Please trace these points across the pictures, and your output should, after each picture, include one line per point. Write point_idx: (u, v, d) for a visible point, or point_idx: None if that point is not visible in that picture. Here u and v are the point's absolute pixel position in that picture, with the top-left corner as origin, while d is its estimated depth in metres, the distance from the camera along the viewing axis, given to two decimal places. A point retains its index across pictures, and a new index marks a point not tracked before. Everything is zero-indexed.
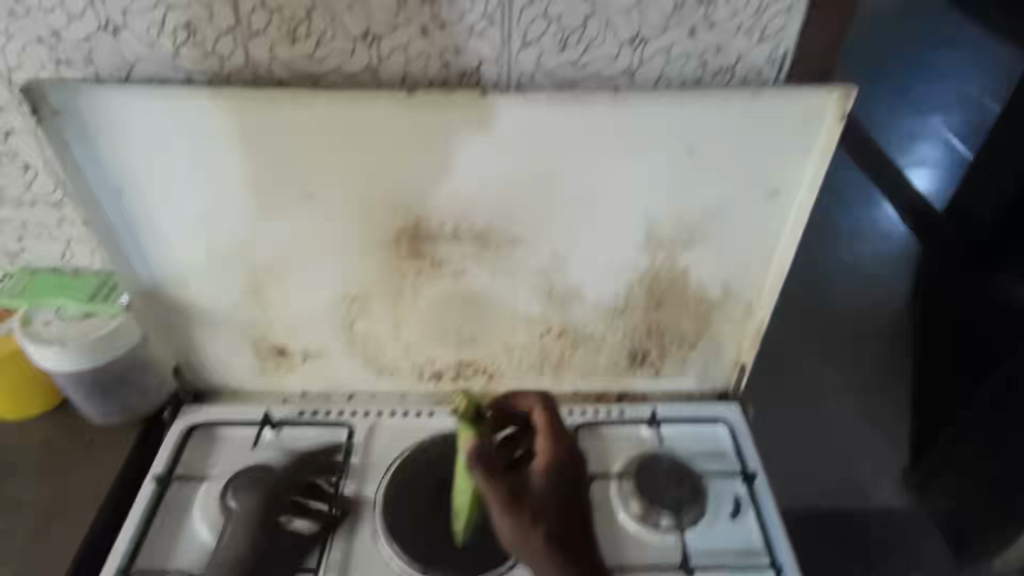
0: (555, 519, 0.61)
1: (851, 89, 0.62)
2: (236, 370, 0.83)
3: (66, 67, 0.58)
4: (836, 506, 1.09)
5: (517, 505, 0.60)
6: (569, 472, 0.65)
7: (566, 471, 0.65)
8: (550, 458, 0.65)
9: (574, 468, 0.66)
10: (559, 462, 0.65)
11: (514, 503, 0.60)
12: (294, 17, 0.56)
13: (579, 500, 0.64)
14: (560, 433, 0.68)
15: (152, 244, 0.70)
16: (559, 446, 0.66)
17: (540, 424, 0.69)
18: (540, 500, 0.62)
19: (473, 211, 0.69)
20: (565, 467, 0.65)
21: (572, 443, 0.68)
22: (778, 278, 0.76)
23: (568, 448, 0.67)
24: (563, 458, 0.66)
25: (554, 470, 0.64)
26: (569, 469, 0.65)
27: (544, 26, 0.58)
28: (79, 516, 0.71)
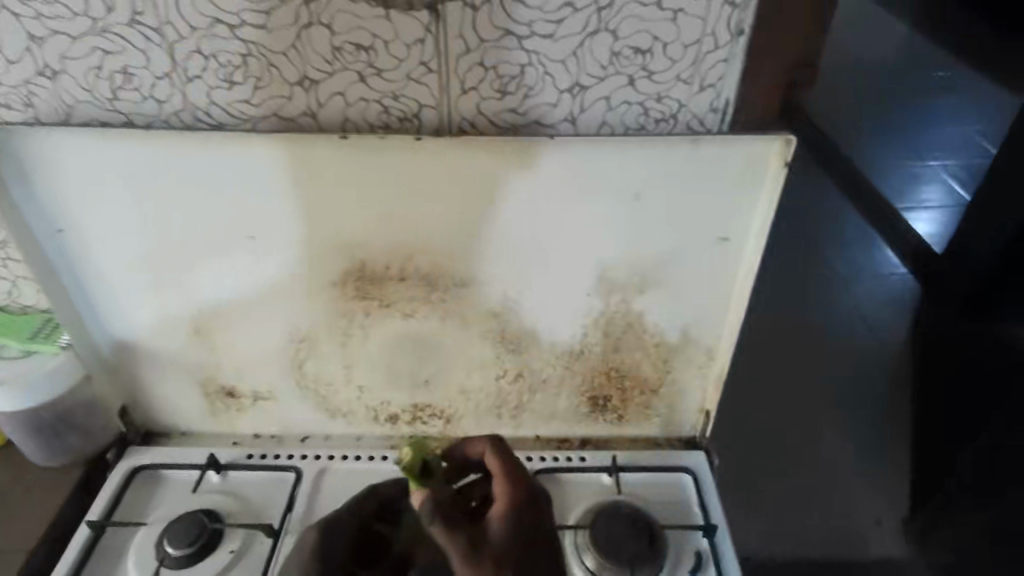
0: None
1: (790, 138, 0.62)
2: (185, 411, 0.81)
3: (5, 109, 0.59)
4: (830, 557, 1.08)
5: (480, 561, 0.50)
6: (532, 515, 0.55)
7: (528, 512, 0.55)
8: (512, 505, 0.55)
9: (536, 509, 0.56)
10: (521, 507, 0.55)
11: (477, 561, 0.50)
12: (230, 63, 0.56)
13: (546, 545, 0.55)
14: (517, 472, 0.58)
15: (94, 284, 0.70)
16: (520, 487, 0.56)
17: (498, 468, 0.59)
18: (504, 552, 0.51)
19: (420, 252, 0.68)
20: (528, 510, 0.56)
21: (533, 484, 0.58)
22: (738, 322, 0.74)
23: (529, 488, 0.57)
24: (525, 500, 0.56)
25: (517, 515, 0.54)
26: (532, 512, 0.56)
27: (482, 74, 0.58)
28: (8, 559, 0.70)
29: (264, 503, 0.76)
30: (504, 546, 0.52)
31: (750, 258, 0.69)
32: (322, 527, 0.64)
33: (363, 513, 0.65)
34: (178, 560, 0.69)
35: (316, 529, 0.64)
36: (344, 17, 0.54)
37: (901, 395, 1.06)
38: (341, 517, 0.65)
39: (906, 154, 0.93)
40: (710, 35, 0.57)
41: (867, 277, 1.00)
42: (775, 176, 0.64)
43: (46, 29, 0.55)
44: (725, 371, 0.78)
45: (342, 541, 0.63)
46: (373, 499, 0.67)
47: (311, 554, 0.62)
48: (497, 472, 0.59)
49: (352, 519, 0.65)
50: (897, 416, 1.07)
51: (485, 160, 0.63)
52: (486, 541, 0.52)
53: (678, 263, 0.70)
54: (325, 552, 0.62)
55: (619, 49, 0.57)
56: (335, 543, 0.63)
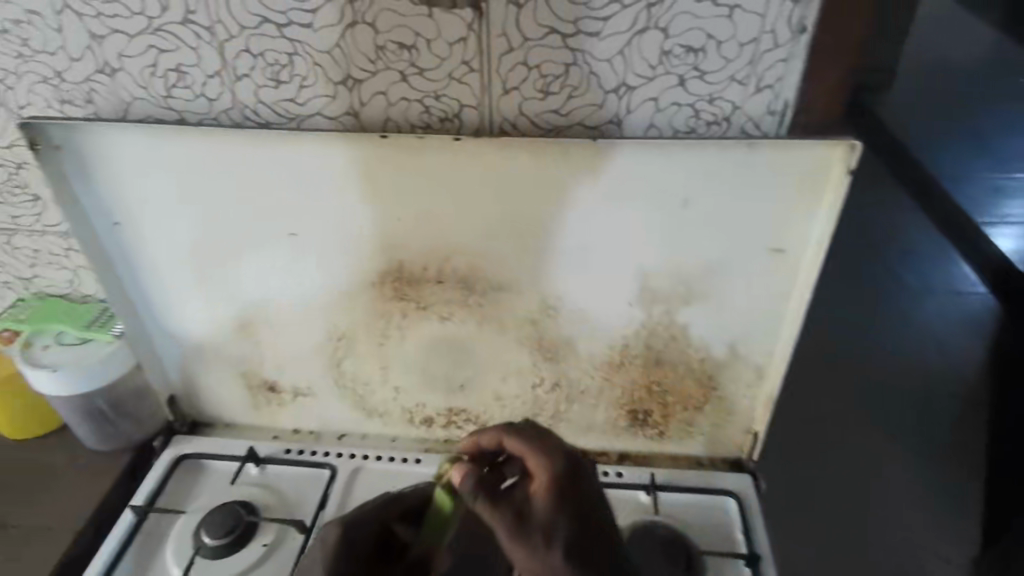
0: (576, 540, 0.46)
1: (856, 142, 0.58)
2: (229, 404, 0.83)
3: (69, 105, 0.62)
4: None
5: (528, 532, 0.46)
6: (577, 480, 0.50)
7: (571, 477, 0.49)
8: (552, 475, 0.49)
9: (581, 473, 0.50)
10: (562, 475, 0.49)
11: (525, 531, 0.46)
12: (278, 61, 0.57)
13: (600, 508, 0.50)
14: (553, 440, 0.52)
15: (146, 275, 0.72)
16: (556, 455, 0.50)
17: (528, 442, 0.52)
18: (552, 521, 0.47)
19: (458, 253, 0.67)
20: (573, 476, 0.50)
21: (572, 448, 0.52)
22: (791, 339, 0.70)
23: (568, 454, 0.51)
24: (567, 467, 0.50)
25: (558, 482, 0.49)
26: (577, 477, 0.50)
27: (524, 73, 0.56)
28: (59, 536, 0.73)
29: (298, 499, 0.77)
30: (550, 515, 0.47)
31: (810, 271, 0.65)
32: (344, 527, 0.61)
33: (385, 513, 0.63)
34: (213, 550, 0.70)
35: (338, 526, 0.61)
36: (387, 16, 0.54)
37: (975, 415, 0.79)
38: (366, 516, 0.62)
39: (986, 165, 0.68)
40: (770, 33, 0.54)
41: (942, 290, 0.74)
42: (836, 187, 0.60)
43: (106, 27, 0.57)
44: (776, 391, 0.74)
45: (365, 540, 0.61)
46: (398, 503, 0.63)
47: (331, 553, 0.60)
48: (527, 445, 0.52)
49: (376, 518, 0.62)
50: (965, 448, 0.81)
51: (526, 161, 0.61)
52: (529, 513, 0.47)
53: (728, 274, 0.66)
54: (347, 550, 0.60)
55: (670, 48, 0.55)
56: (358, 541, 0.61)
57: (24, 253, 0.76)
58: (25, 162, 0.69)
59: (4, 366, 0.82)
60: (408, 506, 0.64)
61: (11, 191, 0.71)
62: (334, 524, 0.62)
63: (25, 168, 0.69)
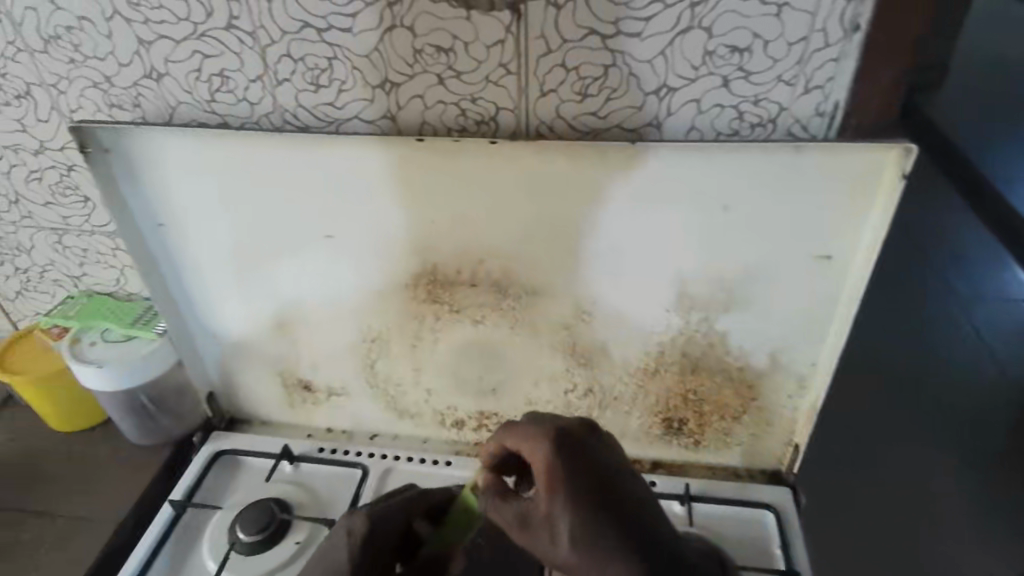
0: (583, 525, 0.43)
1: (911, 146, 0.54)
2: (265, 402, 0.84)
3: (117, 109, 0.64)
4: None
5: (539, 531, 0.45)
6: (573, 461, 0.45)
7: (564, 461, 0.45)
8: (545, 464, 0.46)
9: (577, 451, 0.46)
10: (554, 462, 0.45)
11: (535, 530, 0.45)
12: (317, 66, 0.58)
13: (610, 484, 0.45)
14: (546, 423, 0.49)
15: (188, 274, 0.74)
16: (543, 441, 0.46)
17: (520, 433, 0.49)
18: (553, 515, 0.44)
19: (493, 256, 0.67)
20: (568, 457, 0.46)
21: (565, 428, 0.48)
22: (837, 349, 0.67)
23: (558, 435, 0.47)
24: (559, 450, 0.46)
25: (552, 470, 0.45)
26: (574, 458, 0.46)
27: (562, 75, 0.56)
28: (104, 529, 0.76)
29: (331, 498, 0.77)
30: (547, 508, 0.44)
31: (859, 280, 0.62)
32: (374, 515, 0.59)
33: (411, 510, 0.62)
34: (247, 546, 0.71)
35: (368, 519, 0.59)
36: (425, 19, 0.54)
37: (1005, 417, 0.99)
38: (395, 509, 0.61)
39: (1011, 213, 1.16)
40: (821, 31, 0.51)
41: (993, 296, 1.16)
42: (889, 192, 0.57)
43: (153, 33, 0.58)
44: (821, 403, 0.71)
45: (391, 533, 0.59)
46: (425, 500, 0.63)
47: (358, 541, 0.58)
48: (521, 437, 0.49)
49: (403, 512, 0.61)
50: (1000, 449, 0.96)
51: (563, 164, 0.60)
52: (535, 513, 0.46)
53: (771, 282, 0.64)
54: (371, 541, 0.58)
55: (714, 48, 0.53)
56: (384, 534, 0.59)
57: (75, 252, 0.79)
58: (75, 164, 0.71)
59: (48, 361, 0.83)
60: (432, 505, 0.63)
61: (63, 193, 0.74)
62: (363, 513, 0.59)
63: (75, 170, 0.72)
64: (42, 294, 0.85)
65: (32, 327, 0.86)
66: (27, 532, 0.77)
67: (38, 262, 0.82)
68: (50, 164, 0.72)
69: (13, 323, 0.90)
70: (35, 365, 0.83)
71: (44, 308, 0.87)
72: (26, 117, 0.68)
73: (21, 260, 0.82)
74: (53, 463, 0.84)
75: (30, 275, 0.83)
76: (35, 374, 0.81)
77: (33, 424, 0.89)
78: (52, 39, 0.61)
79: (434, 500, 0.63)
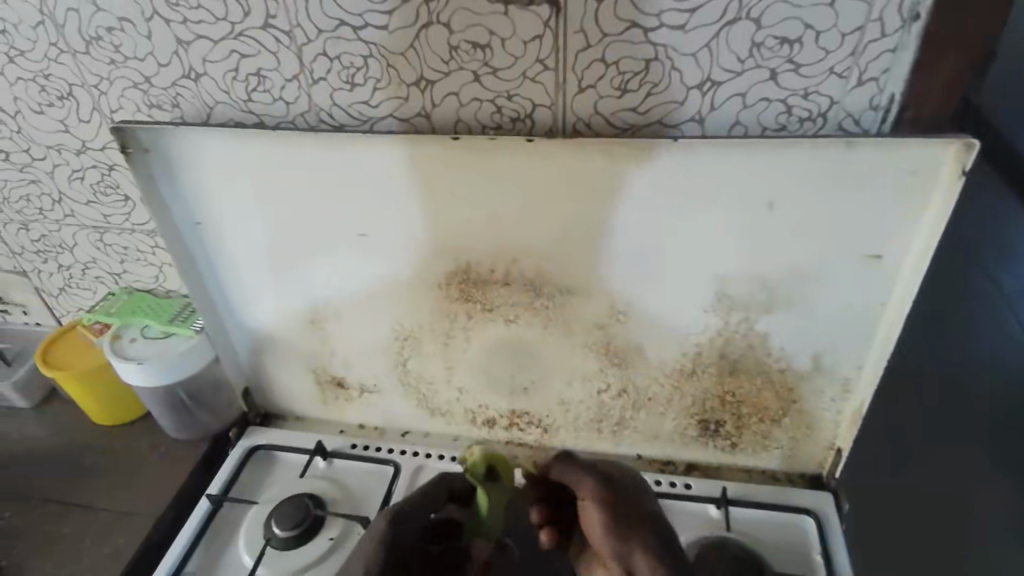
0: (649, 505, 0.54)
1: (972, 141, 0.52)
2: (299, 399, 0.85)
3: (157, 109, 0.65)
4: None
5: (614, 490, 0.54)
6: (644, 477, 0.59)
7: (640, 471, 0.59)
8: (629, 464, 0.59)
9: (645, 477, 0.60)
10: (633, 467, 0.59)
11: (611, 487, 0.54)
12: (352, 64, 0.57)
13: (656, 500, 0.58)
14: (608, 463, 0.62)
15: (225, 272, 0.75)
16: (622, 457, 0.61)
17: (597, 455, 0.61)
18: (636, 484, 0.56)
19: (527, 253, 0.65)
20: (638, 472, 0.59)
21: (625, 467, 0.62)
22: (885, 353, 0.64)
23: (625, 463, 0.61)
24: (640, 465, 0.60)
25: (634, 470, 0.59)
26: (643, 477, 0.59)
27: (602, 70, 0.54)
28: (144, 522, 0.78)
29: (363, 493, 0.78)
30: (635, 478, 0.56)
31: (911, 281, 0.60)
32: (393, 519, 0.59)
33: (431, 501, 0.62)
34: (283, 541, 0.71)
35: (388, 521, 0.59)
36: (462, 15, 0.53)
37: None
38: (414, 510, 0.60)
39: None
40: (877, 21, 0.49)
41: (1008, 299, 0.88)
42: (947, 188, 0.55)
43: (192, 33, 0.59)
44: (866, 407, 0.68)
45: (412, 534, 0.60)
46: (445, 486, 0.63)
47: (382, 546, 0.58)
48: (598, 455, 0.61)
49: (426, 509, 0.61)
50: None
51: (600, 162, 0.59)
52: (620, 479, 0.56)
53: (819, 284, 0.62)
54: (395, 544, 0.58)
55: (762, 40, 0.51)
56: (405, 537, 0.59)
57: (116, 250, 0.81)
58: (116, 164, 0.72)
59: (90, 357, 0.85)
60: (454, 490, 0.63)
61: (104, 192, 0.75)
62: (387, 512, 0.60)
63: (116, 169, 0.73)
64: (84, 291, 0.87)
65: (76, 324, 0.89)
66: (69, 525, 0.79)
67: (80, 260, 0.83)
68: (91, 164, 0.73)
69: (58, 319, 0.93)
70: (78, 361, 0.85)
71: (86, 304, 0.89)
72: (68, 117, 0.69)
73: (64, 258, 0.84)
74: (95, 455, 0.86)
75: (73, 272, 0.85)
76: (78, 369, 0.83)
77: (76, 417, 0.92)
78: (93, 40, 0.62)
79: (454, 485, 0.63)
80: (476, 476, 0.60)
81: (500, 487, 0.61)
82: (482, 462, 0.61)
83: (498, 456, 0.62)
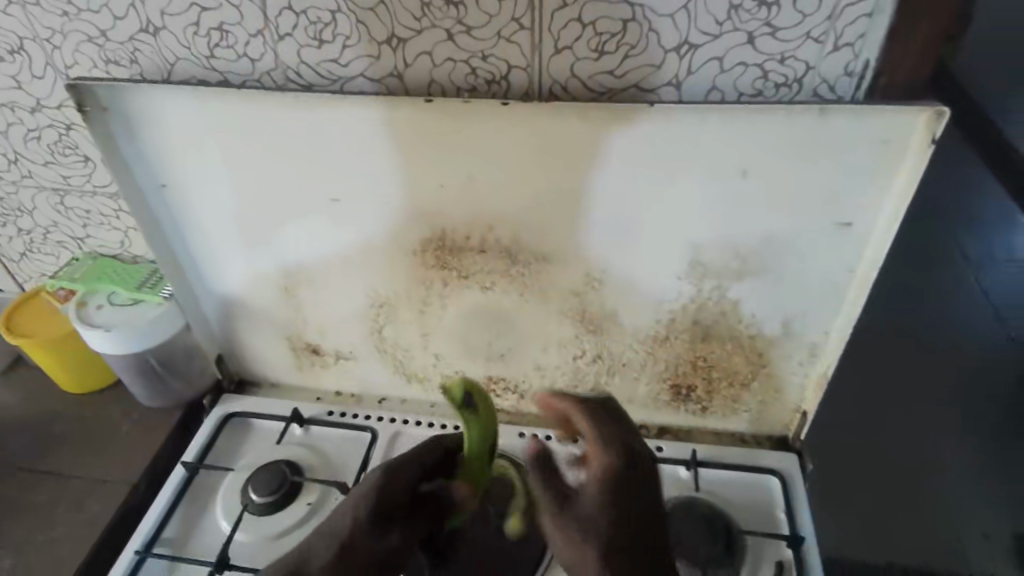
0: (653, 495, 0.48)
1: (943, 109, 0.52)
2: (275, 366, 0.84)
3: (114, 66, 0.62)
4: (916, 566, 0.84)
5: (615, 506, 0.46)
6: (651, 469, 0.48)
7: (636, 459, 0.49)
8: (609, 443, 0.49)
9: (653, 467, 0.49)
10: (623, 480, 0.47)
11: (611, 506, 0.46)
12: (320, 20, 0.55)
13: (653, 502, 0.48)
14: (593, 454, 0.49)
15: (193, 237, 0.73)
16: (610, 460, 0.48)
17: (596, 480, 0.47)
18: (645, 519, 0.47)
19: (503, 219, 0.65)
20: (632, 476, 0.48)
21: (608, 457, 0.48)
22: (851, 319, 0.66)
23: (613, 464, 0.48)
24: (617, 436, 0.50)
25: (611, 466, 0.47)
26: (642, 472, 0.48)
27: (578, 31, 0.53)
28: (119, 489, 0.78)
29: (341, 460, 0.77)
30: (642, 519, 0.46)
31: (880, 246, 0.61)
32: (388, 470, 0.57)
33: (427, 457, 0.59)
34: (260, 508, 0.71)
35: (380, 475, 0.57)
36: None
37: None
38: (410, 463, 0.58)
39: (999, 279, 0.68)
40: None
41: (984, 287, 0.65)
42: (916, 156, 0.55)
43: None
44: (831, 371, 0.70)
45: (401, 490, 0.56)
46: (439, 446, 0.61)
47: (369, 499, 0.55)
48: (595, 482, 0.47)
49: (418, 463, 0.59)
50: None
51: (576, 125, 0.58)
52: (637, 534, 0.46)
53: (792, 250, 0.63)
54: (384, 499, 0.56)
55: (740, 2, 0.50)
56: (393, 490, 0.56)
57: (77, 213, 0.78)
58: (74, 123, 0.69)
59: (55, 325, 0.83)
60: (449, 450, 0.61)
61: (62, 152, 0.72)
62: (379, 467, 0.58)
63: (73, 129, 0.70)
64: (47, 256, 0.84)
65: (39, 291, 0.86)
66: (42, 493, 0.78)
67: (41, 224, 0.81)
68: (48, 123, 0.70)
69: (20, 285, 0.90)
70: (43, 329, 0.83)
71: (49, 270, 0.86)
72: (20, 73, 0.66)
73: (24, 221, 0.81)
74: (65, 424, 0.85)
75: (33, 236, 0.82)
76: (43, 337, 0.81)
77: (45, 386, 0.90)
78: None
79: (447, 443, 0.61)
80: (455, 408, 0.54)
81: (476, 420, 0.55)
82: (456, 389, 0.54)
83: (475, 384, 0.55)
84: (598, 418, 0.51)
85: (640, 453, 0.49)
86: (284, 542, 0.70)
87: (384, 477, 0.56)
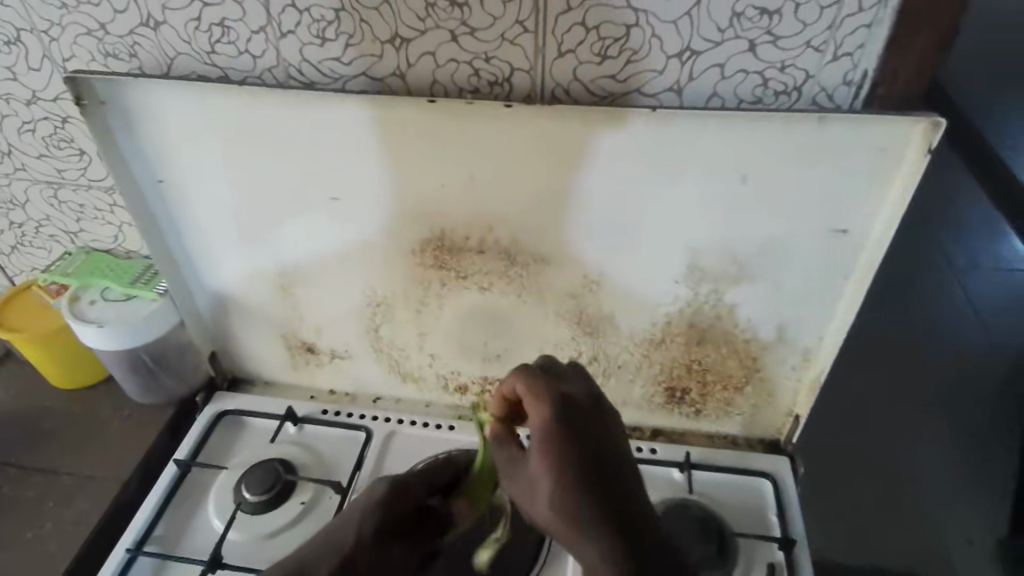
0: (600, 434, 0.46)
1: (939, 120, 0.53)
2: (271, 365, 0.84)
3: (113, 59, 0.61)
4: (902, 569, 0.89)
5: (562, 458, 0.44)
6: (589, 408, 0.47)
7: (571, 402, 0.46)
8: (540, 394, 0.47)
9: (590, 406, 0.47)
10: (559, 421, 0.45)
11: (558, 460, 0.44)
12: (323, 18, 0.55)
13: (606, 438, 0.46)
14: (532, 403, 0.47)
15: (189, 232, 0.72)
16: (543, 405, 0.46)
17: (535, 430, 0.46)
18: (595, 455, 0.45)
19: (503, 220, 0.65)
20: (570, 415, 0.46)
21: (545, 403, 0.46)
22: (845, 324, 0.67)
23: (549, 409, 0.46)
24: (548, 383, 0.48)
25: (545, 416, 0.45)
26: (580, 413, 0.46)
27: (582, 35, 0.53)
28: (109, 486, 0.77)
29: (335, 459, 0.77)
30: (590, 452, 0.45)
31: (875, 251, 0.61)
32: (394, 481, 0.59)
33: (431, 477, 0.62)
34: (253, 506, 0.71)
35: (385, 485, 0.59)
36: None
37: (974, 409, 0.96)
38: (417, 479, 0.61)
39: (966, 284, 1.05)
40: None
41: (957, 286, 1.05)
42: (912, 165, 0.56)
43: None
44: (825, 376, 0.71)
45: (406, 503, 0.59)
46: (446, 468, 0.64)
47: (377, 508, 0.57)
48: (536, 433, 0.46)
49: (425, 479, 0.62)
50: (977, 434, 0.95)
51: (577, 128, 0.58)
52: (590, 474, 0.44)
53: (788, 256, 0.63)
54: (388, 510, 0.58)
55: (742, 10, 0.51)
56: (401, 501, 0.59)
57: (71, 207, 0.77)
58: (70, 116, 0.68)
59: (47, 319, 0.83)
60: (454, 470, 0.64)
61: (57, 145, 0.71)
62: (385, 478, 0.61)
63: (69, 122, 0.69)
64: (38, 249, 0.83)
65: (30, 285, 0.85)
66: (31, 490, 0.77)
67: (33, 217, 0.80)
68: (43, 115, 0.69)
69: (10, 278, 0.89)
70: (34, 323, 0.82)
71: (40, 264, 0.85)
72: (16, 64, 0.65)
73: (16, 214, 0.80)
74: (54, 420, 0.84)
75: (25, 229, 0.81)
76: (34, 332, 0.81)
77: (35, 381, 0.89)
78: None
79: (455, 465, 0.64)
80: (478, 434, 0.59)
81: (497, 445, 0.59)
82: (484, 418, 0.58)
83: None
84: (528, 371, 0.49)
85: (575, 395, 0.48)
86: (277, 542, 0.69)
87: (388, 488, 0.59)
